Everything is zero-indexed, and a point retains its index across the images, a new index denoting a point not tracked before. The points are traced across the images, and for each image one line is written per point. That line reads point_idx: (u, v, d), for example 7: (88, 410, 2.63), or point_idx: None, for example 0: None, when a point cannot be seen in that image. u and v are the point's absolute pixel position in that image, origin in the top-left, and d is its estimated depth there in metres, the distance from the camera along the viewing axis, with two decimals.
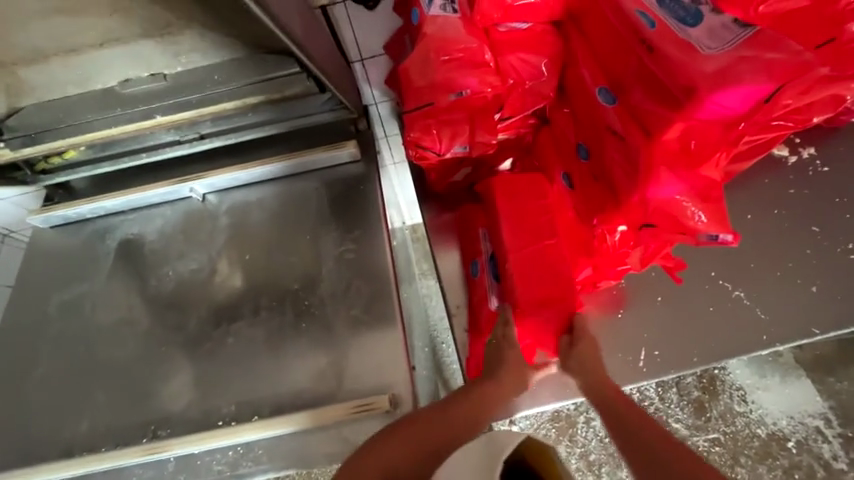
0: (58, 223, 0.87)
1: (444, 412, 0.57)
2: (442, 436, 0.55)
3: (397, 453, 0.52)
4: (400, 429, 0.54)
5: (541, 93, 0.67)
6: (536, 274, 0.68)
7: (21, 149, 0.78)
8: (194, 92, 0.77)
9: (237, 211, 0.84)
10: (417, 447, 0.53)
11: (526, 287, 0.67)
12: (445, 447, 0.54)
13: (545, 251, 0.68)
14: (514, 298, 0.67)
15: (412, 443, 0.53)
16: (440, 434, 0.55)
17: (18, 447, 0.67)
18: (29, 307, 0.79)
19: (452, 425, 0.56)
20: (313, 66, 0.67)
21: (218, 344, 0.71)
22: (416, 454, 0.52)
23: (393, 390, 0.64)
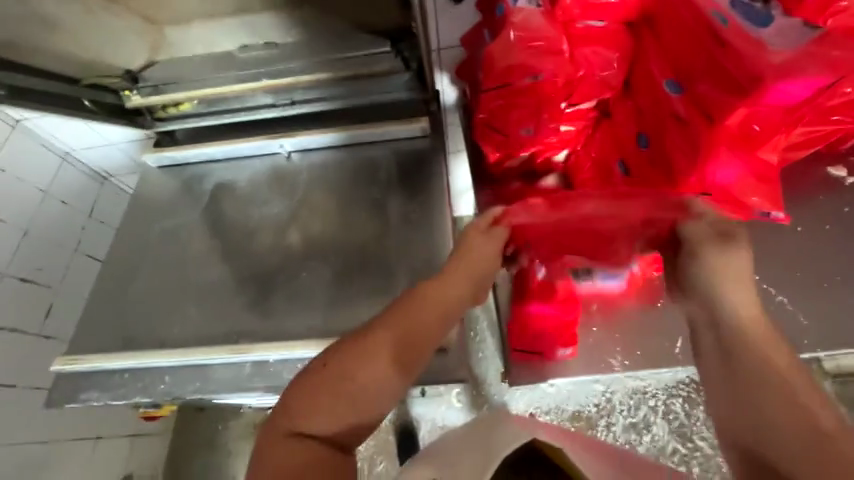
0: (165, 164, 1.02)
1: (364, 347, 0.51)
2: (370, 371, 0.50)
3: (325, 403, 0.48)
4: (316, 382, 0.49)
5: (609, 84, 0.74)
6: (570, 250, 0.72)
7: (148, 97, 0.92)
8: (298, 61, 0.88)
9: (317, 169, 0.95)
10: (340, 397, 0.49)
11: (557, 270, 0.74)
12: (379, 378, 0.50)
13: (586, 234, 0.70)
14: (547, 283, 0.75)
15: (331, 384, 0.49)
16: (367, 372, 0.50)
17: (115, 337, 0.78)
18: (135, 228, 0.93)
19: (368, 368, 0.50)
20: (419, 30, 0.78)
21: (293, 276, 0.81)
22: (339, 397, 0.49)
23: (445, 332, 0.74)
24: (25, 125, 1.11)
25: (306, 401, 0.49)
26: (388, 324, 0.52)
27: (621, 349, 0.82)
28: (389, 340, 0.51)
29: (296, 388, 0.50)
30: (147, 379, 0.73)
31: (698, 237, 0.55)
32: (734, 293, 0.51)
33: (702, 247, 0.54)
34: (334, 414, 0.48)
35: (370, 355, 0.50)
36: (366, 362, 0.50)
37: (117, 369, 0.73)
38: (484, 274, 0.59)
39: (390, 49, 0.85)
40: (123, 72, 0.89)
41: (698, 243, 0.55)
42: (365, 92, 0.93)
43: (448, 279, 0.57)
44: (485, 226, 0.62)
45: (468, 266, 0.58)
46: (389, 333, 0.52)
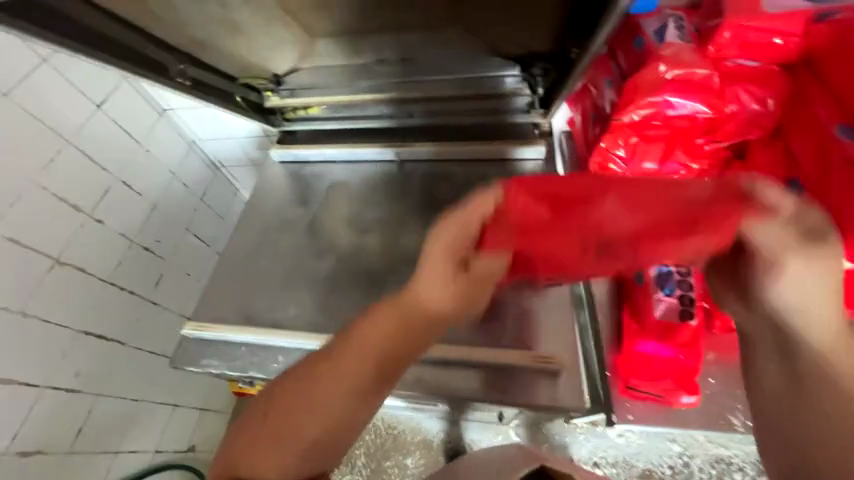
0: (286, 160, 1.11)
1: (311, 403, 0.53)
2: (323, 424, 0.53)
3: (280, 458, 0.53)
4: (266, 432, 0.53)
5: (757, 124, 0.72)
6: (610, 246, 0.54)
7: (287, 99, 1.03)
8: (429, 77, 0.94)
9: (429, 180, 1.01)
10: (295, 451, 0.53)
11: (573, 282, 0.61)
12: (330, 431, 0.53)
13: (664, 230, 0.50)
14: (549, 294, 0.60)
15: (283, 438, 0.53)
16: (314, 426, 0.53)
17: (238, 311, 0.84)
18: (258, 214, 1.01)
19: (318, 420, 0.53)
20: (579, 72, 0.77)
21: (404, 277, 0.84)
22: (299, 452, 0.53)
23: (561, 356, 0.73)
24: (169, 114, 1.26)
25: (266, 452, 0.53)
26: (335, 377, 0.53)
27: (742, 406, 0.76)
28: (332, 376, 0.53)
29: (249, 433, 0.55)
30: (264, 355, 0.78)
31: (771, 247, 0.43)
32: (800, 295, 0.44)
33: (782, 260, 0.43)
34: (293, 466, 0.53)
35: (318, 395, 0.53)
36: (314, 414, 0.53)
37: (238, 341, 0.79)
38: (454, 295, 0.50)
39: (520, 74, 0.89)
40: (271, 76, 0.99)
41: (775, 248, 0.43)
42: (482, 111, 1.00)
43: (395, 311, 0.52)
44: (469, 253, 0.50)
45: (419, 301, 0.51)
46: (338, 383, 0.53)
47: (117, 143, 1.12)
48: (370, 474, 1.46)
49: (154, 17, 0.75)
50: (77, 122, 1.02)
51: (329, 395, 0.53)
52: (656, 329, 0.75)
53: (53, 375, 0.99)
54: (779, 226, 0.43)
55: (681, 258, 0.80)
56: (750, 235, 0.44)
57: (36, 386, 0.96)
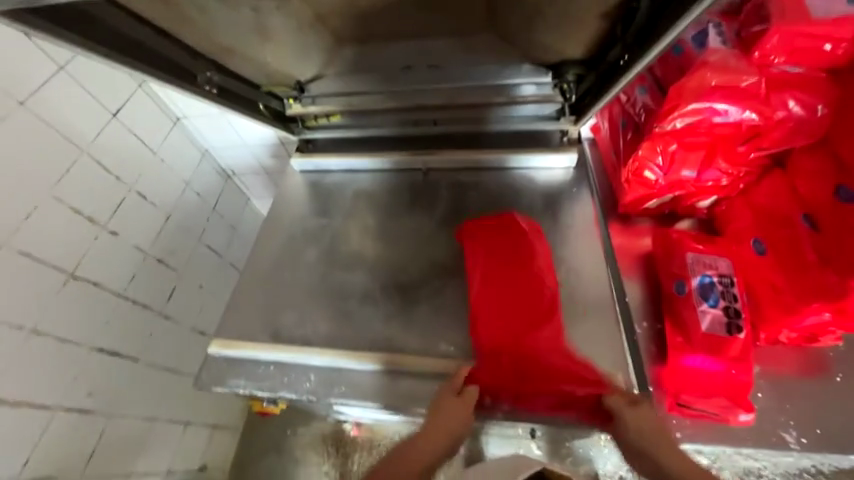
0: (307, 169, 1.08)
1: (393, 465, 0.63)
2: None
3: None
4: None
5: (803, 131, 0.71)
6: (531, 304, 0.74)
7: (309, 107, 1.00)
8: (457, 85, 0.91)
9: (456, 189, 0.99)
10: None
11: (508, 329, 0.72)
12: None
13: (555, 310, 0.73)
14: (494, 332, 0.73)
15: None
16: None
17: (264, 327, 0.80)
18: (280, 225, 0.98)
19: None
20: (621, 85, 0.73)
21: (438, 291, 0.81)
22: None
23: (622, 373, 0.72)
24: (183, 123, 1.24)
25: None
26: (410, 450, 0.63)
27: (794, 423, 0.72)
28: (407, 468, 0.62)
29: None
30: (293, 375, 0.74)
31: (618, 410, 0.63)
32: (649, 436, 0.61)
33: (623, 415, 0.63)
34: None
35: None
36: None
37: (266, 360, 0.75)
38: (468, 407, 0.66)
39: (552, 81, 0.87)
40: (294, 83, 0.97)
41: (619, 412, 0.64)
42: (511, 119, 0.98)
43: (437, 424, 0.64)
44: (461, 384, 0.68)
45: (447, 424, 0.64)
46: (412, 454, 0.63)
47: (132, 152, 1.09)
48: None
49: (184, 22, 0.72)
50: (93, 131, 0.99)
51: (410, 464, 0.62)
52: (705, 343, 0.72)
53: (64, 395, 0.95)
54: (616, 395, 0.65)
55: (722, 267, 0.79)
56: (609, 404, 0.64)
57: (47, 408, 0.91)
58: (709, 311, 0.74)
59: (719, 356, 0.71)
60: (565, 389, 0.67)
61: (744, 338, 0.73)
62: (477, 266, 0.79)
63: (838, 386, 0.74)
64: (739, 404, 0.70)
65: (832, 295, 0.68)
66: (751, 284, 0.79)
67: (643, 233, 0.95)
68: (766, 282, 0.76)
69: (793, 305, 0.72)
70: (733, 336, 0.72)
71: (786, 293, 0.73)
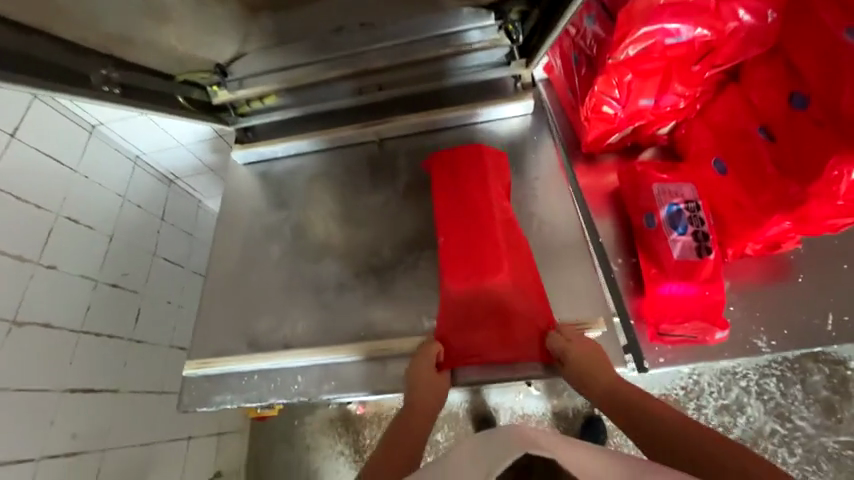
0: (252, 160, 0.99)
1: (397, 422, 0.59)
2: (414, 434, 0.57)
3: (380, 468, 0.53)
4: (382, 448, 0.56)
5: (756, 40, 0.68)
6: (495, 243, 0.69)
7: (237, 91, 0.91)
8: (396, 42, 0.84)
9: (414, 155, 0.92)
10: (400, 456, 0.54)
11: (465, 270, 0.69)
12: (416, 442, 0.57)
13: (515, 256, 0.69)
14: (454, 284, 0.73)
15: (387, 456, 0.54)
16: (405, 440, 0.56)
17: (239, 338, 0.76)
18: (235, 227, 0.90)
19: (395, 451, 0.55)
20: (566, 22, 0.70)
21: (413, 267, 0.77)
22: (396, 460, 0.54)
23: (604, 316, 0.72)
24: (100, 130, 1.09)
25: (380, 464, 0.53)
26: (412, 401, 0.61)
27: (765, 328, 0.76)
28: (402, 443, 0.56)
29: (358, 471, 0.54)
30: (279, 380, 0.71)
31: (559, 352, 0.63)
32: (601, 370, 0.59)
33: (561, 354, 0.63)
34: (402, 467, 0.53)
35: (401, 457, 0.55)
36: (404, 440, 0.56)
37: (248, 370, 0.72)
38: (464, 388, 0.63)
39: (497, 22, 0.80)
40: (214, 65, 0.86)
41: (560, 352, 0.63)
42: (460, 71, 0.91)
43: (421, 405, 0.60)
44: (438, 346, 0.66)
45: (425, 408, 0.60)
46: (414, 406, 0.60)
47: (48, 175, 0.97)
48: None
49: (53, 12, 0.60)
50: None
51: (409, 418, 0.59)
52: (676, 272, 0.74)
53: (46, 444, 0.90)
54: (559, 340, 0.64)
55: (687, 193, 0.80)
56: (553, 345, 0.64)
57: (31, 460, 0.87)
58: (678, 241, 0.75)
59: (693, 280, 0.73)
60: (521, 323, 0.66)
61: (714, 258, 0.74)
62: (447, 199, 0.75)
63: (802, 286, 0.78)
64: (714, 323, 0.73)
65: (791, 203, 0.68)
66: (717, 205, 0.80)
67: (610, 169, 0.94)
68: (727, 200, 0.78)
69: (755, 219, 0.74)
70: (703, 260, 0.74)
71: (745, 209, 0.75)
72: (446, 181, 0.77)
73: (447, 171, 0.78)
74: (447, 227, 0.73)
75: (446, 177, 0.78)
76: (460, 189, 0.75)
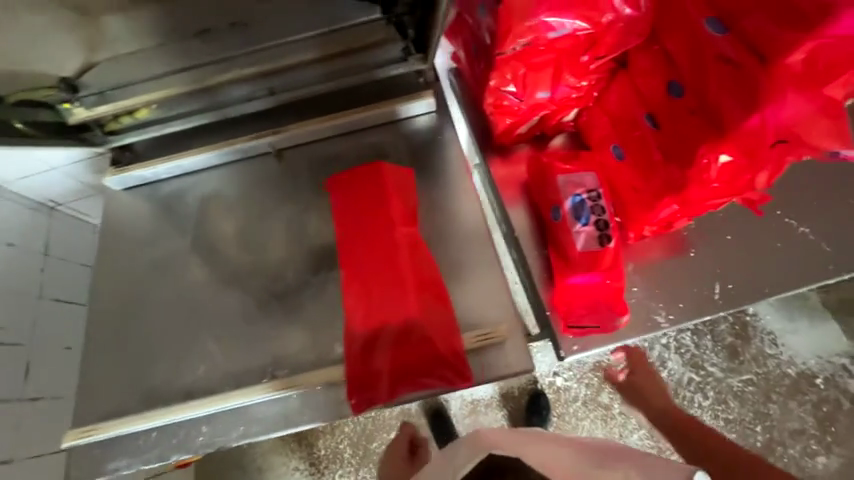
0: (132, 185, 0.87)
1: None
2: None
3: None
4: None
5: (634, 30, 0.69)
6: (397, 260, 0.68)
7: (96, 107, 0.78)
8: (276, 41, 0.76)
9: (315, 165, 0.85)
10: None
11: (369, 287, 0.68)
12: None
13: (420, 271, 0.68)
14: (362, 302, 0.68)
15: None
16: None
17: (133, 394, 0.69)
18: (118, 266, 0.80)
19: None
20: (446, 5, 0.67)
21: (321, 290, 0.72)
22: None
23: (506, 323, 0.65)
24: None
25: None
26: None
27: (663, 304, 0.81)
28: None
29: None
30: (182, 434, 0.65)
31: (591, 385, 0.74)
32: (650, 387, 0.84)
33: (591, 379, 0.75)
34: None
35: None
36: None
37: (145, 428, 0.65)
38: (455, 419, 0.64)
39: (383, 16, 0.75)
40: (57, 80, 0.74)
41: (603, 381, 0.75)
42: (357, 68, 0.84)
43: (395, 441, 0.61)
44: None
45: None
46: None
47: None
48: (359, 462, 1.43)
49: None
50: None
51: None
52: (580, 264, 0.77)
53: None
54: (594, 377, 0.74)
55: (589, 182, 0.81)
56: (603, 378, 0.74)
57: None
58: (582, 232, 0.77)
59: (597, 266, 0.76)
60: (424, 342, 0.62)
61: (614, 246, 0.77)
62: (351, 216, 0.74)
63: (693, 260, 0.83)
64: (617, 308, 0.77)
65: (675, 188, 0.72)
66: (617, 191, 0.83)
67: (522, 160, 0.93)
68: (625, 186, 0.81)
69: (648, 202, 0.77)
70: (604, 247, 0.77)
71: (640, 194, 0.78)
72: (349, 196, 0.75)
73: (351, 184, 0.76)
74: (350, 243, 0.72)
75: (351, 191, 0.76)
76: (362, 203, 0.74)
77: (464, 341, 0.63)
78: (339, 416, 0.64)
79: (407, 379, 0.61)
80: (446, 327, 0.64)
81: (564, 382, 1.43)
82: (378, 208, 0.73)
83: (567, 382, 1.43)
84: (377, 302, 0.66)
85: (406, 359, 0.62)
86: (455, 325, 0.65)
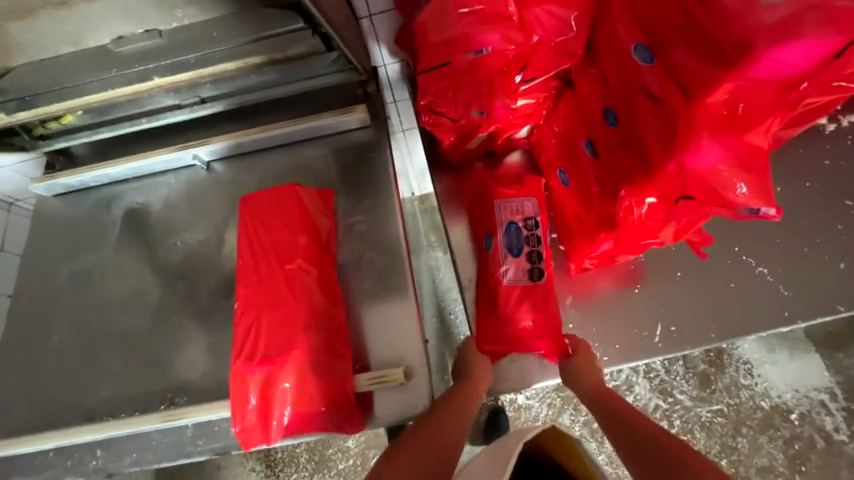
0: (62, 191, 0.85)
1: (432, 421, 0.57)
2: (445, 452, 0.54)
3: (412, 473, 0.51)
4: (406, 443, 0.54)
5: (567, 51, 0.63)
6: (293, 297, 0.61)
7: (15, 113, 0.75)
8: (193, 53, 0.72)
9: (243, 178, 0.81)
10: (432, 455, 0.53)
11: (257, 329, 0.60)
12: (452, 450, 0.54)
13: (320, 308, 0.62)
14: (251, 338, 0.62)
15: (418, 451, 0.53)
16: (433, 444, 0.54)
17: (36, 411, 0.68)
18: (39, 276, 0.79)
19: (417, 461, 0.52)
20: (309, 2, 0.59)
21: (230, 314, 0.70)
22: (427, 461, 0.52)
23: (405, 366, 0.62)
24: None
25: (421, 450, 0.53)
26: (442, 413, 0.58)
27: (599, 343, 0.76)
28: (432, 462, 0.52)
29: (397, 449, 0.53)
30: (77, 455, 0.64)
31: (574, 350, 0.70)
32: (588, 369, 0.67)
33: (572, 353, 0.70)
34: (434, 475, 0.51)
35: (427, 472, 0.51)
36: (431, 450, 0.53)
37: (40, 448, 0.64)
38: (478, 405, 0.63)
39: (305, 26, 0.71)
40: None
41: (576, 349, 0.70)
42: (288, 79, 0.79)
43: (450, 423, 0.57)
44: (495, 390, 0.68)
45: (451, 421, 0.57)
46: (445, 417, 0.57)
47: None
48: (313, 468, 1.42)
49: None
50: None
51: (446, 430, 0.56)
52: (510, 299, 0.73)
53: None
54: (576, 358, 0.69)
55: (528, 210, 0.76)
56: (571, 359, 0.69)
57: None
58: (512, 263, 0.74)
59: (527, 301, 0.72)
60: (315, 385, 0.58)
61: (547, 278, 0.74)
62: (251, 242, 0.66)
63: (637, 296, 0.78)
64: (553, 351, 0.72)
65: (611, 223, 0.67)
66: (565, 219, 0.77)
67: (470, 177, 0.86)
68: (568, 214, 0.76)
69: (587, 235, 0.72)
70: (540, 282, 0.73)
71: (581, 224, 0.73)
72: (249, 217, 0.67)
73: (253, 206, 0.68)
74: (246, 273, 0.64)
75: (253, 214, 0.68)
76: (266, 225, 0.66)
77: (356, 382, 0.60)
78: (231, 449, 0.62)
79: (300, 422, 0.58)
80: (344, 367, 0.60)
81: (525, 401, 1.39)
82: (283, 235, 0.65)
83: (528, 401, 1.39)
84: (265, 345, 0.59)
85: (296, 403, 0.58)
86: (352, 365, 0.62)
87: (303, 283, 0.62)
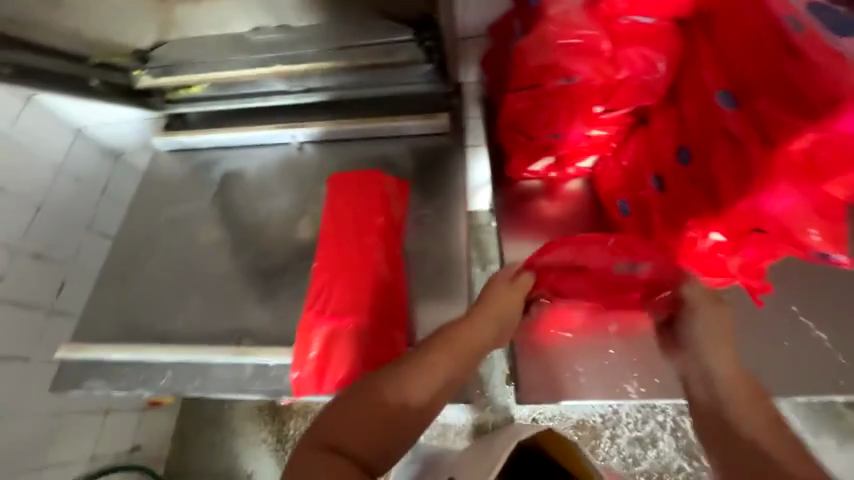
0: (175, 148, 0.99)
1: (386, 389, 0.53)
2: (389, 422, 0.51)
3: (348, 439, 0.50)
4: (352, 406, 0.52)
5: (652, 90, 0.68)
6: (365, 267, 0.69)
7: (159, 78, 0.90)
8: (312, 47, 0.84)
9: (328, 161, 0.91)
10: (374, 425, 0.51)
11: (329, 289, 0.68)
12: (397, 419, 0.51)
13: (385, 281, 0.69)
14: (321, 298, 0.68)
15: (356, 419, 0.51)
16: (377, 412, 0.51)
17: (122, 327, 0.78)
18: (143, 215, 0.91)
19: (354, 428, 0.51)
20: None
21: (299, 276, 0.78)
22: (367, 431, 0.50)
23: None
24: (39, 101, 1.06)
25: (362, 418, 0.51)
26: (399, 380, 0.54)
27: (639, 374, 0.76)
28: (371, 434, 0.50)
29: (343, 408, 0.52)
30: (148, 373, 0.72)
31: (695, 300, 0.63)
32: (705, 321, 0.62)
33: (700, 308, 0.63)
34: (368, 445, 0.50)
35: (365, 452, 0.49)
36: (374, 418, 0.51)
37: (120, 359, 0.73)
38: (476, 360, 0.59)
39: (413, 38, 0.80)
40: (133, 51, 0.87)
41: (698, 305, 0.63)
42: (385, 81, 0.88)
43: (402, 391, 0.53)
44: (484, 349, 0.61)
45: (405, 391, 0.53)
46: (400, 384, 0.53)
47: None
48: None
49: None
50: None
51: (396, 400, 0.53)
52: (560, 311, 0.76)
53: None
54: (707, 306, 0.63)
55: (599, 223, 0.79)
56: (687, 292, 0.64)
57: None
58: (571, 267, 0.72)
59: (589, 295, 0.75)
60: (371, 348, 0.64)
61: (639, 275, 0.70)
62: (332, 215, 0.73)
63: None
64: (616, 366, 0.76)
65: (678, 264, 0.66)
66: None
67: (536, 204, 0.91)
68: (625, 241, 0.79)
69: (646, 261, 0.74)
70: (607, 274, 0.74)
71: None
72: (335, 194, 0.75)
73: (340, 186, 0.76)
74: (326, 241, 0.72)
75: (339, 193, 0.76)
76: (349, 203, 0.74)
77: None
78: (282, 395, 0.68)
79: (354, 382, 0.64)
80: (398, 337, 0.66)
81: None
82: (363, 213, 0.73)
83: None
84: (333, 304, 0.67)
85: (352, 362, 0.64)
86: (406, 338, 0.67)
87: (375, 257, 0.69)
